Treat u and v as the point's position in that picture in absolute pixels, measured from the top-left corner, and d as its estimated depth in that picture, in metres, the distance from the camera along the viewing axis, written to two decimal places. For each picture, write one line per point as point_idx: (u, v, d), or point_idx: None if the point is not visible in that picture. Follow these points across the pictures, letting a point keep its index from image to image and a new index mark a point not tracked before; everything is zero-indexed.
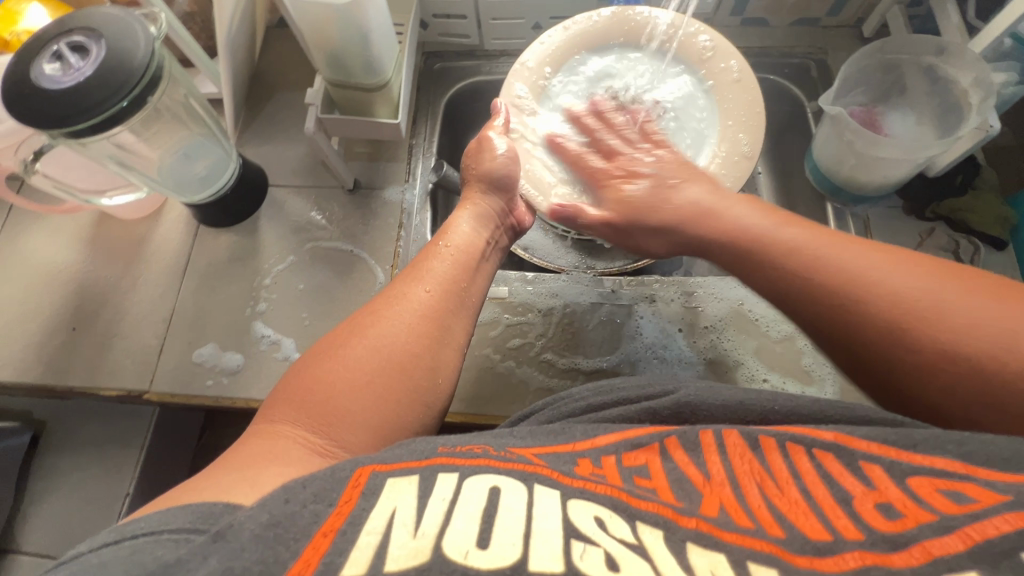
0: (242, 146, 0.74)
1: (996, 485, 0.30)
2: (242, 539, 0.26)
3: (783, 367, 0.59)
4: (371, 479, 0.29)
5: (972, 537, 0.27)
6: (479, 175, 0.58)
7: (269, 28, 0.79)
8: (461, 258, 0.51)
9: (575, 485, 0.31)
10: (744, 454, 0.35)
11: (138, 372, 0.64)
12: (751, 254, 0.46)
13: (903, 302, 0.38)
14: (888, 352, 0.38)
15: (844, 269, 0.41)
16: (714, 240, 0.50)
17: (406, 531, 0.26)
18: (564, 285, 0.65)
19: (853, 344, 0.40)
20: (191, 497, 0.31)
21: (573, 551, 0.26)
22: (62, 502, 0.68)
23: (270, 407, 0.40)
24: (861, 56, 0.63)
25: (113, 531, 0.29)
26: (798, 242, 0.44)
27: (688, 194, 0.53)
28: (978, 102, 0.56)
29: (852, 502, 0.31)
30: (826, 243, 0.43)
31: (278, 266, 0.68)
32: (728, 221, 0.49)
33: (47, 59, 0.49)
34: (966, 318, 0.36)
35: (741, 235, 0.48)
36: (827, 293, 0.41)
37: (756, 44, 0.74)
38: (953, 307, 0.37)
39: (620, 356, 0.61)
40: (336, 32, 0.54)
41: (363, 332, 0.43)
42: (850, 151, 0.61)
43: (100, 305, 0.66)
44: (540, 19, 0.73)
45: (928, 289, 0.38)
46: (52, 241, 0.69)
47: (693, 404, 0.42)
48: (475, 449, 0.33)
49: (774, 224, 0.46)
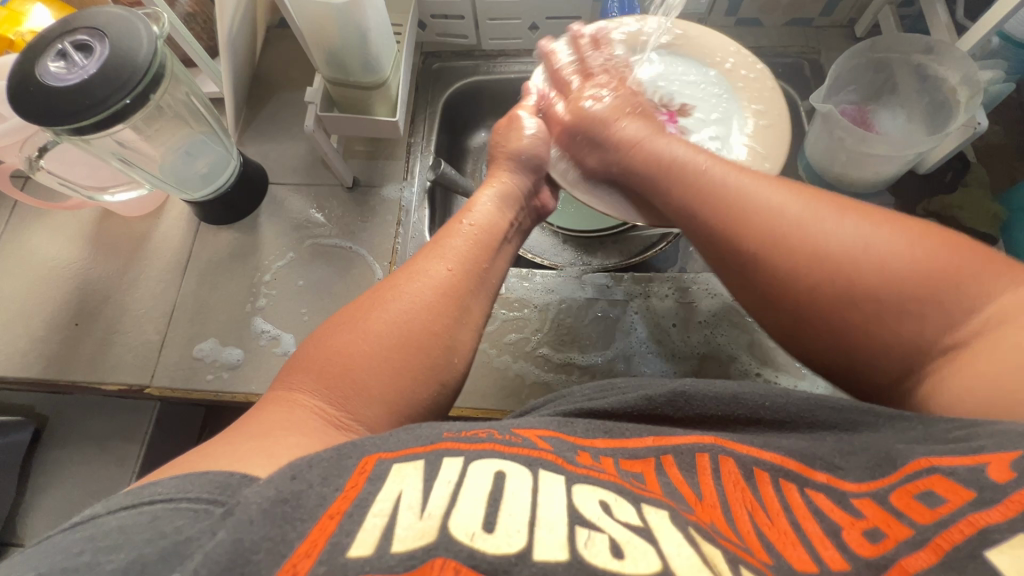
0: (243, 144, 0.75)
1: (959, 471, 0.31)
2: (250, 512, 0.26)
3: (776, 361, 0.60)
4: (377, 465, 0.30)
5: (942, 548, 0.28)
6: (507, 154, 0.60)
7: (270, 29, 0.80)
8: (481, 237, 0.51)
9: (579, 472, 0.32)
10: (738, 481, 0.35)
11: (139, 366, 0.64)
12: (670, 177, 0.51)
13: (785, 223, 0.43)
14: (773, 260, 0.43)
15: (745, 193, 0.46)
16: (641, 165, 0.54)
17: (412, 514, 0.27)
18: (560, 281, 0.65)
19: (749, 254, 0.44)
20: (208, 465, 0.31)
21: (578, 538, 0.27)
22: (63, 495, 0.69)
23: (289, 376, 0.41)
24: (851, 56, 0.63)
25: (131, 494, 0.29)
26: (707, 166, 0.49)
27: (626, 126, 0.57)
28: (967, 100, 0.57)
29: (840, 533, 0.31)
30: (732, 170, 0.48)
31: (278, 262, 0.69)
32: (653, 150, 0.54)
33: (53, 57, 0.50)
34: (839, 237, 0.41)
35: (666, 159, 0.52)
36: (725, 211, 0.46)
37: (750, 44, 0.75)
38: (817, 216, 0.43)
39: (615, 351, 0.61)
40: (334, 31, 0.55)
41: (385, 305, 0.44)
42: (841, 149, 0.62)
43: (102, 300, 0.67)
44: (536, 20, 0.74)
45: (810, 213, 0.43)
46: (55, 238, 0.70)
47: (689, 394, 0.43)
48: (480, 432, 0.34)
49: (692, 153, 0.51)
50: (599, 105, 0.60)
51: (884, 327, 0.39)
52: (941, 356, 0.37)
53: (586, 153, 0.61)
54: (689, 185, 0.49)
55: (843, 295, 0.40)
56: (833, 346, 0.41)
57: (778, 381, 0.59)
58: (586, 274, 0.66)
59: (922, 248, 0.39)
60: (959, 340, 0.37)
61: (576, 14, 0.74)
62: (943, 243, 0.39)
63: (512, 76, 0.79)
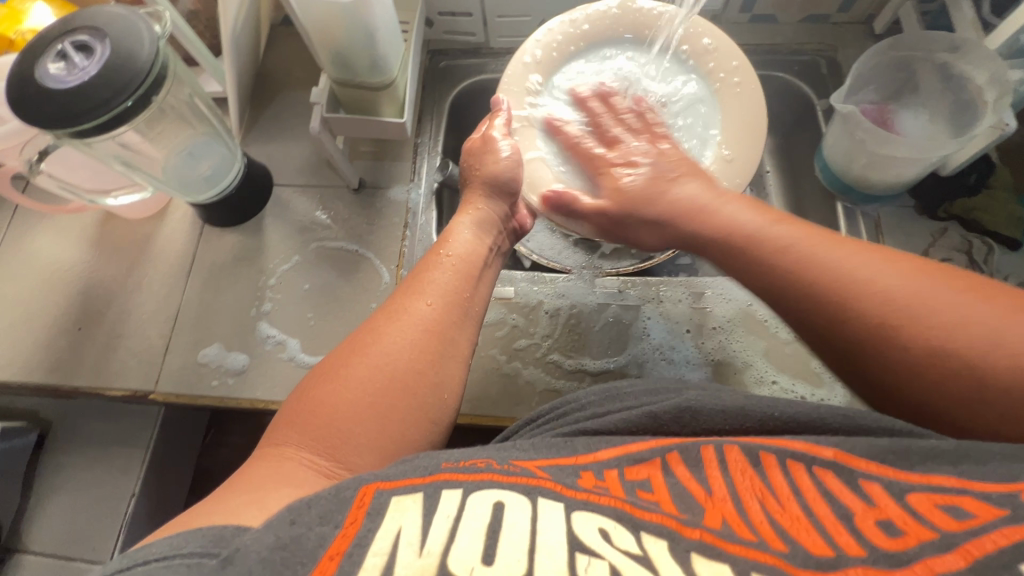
0: (247, 145, 0.73)
1: (992, 496, 0.30)
2: (248, 563, 0.25)
3: (792, 368, 0.59)
4: (375, 498, 0.28)
5: (972, 553, 0.27)
6: (483, 179, 0.57)
7: (275, 26, 0.79)
8: (463, 267, 0.50)
9: (578, 497, 0.30)
10: (744, 469, 0.34)
11: (143, 372, 0.63)
12: (748, 251, 0.47)
13: (901, 307, 0.38)
14: (877, 351, 0.39)
15: (842, 271, 0.41)
16: (710, 235, 0.50)
17: (411, 551, 0.26)
18: (574, 285, 0.64)
19: (851, 346, 0.40)
20: (202, 521, 0.30)
21: (578, 563, 0.26)
22: (68, 501, 0.69)
23: (276, 430, 0.39)
24: (873, 54, 0.61)
25: (126, 556, 0.27)
26: (787, 241, 0.45)
27: (687, 189, 0.53)
28: (994, 100, 0.55)
29: (852, 519, 0.30)
30: (824, 245, 0.43)
31: (283, 265, 0.68)
32: (719, 221, 0.50)
33: (52, 58, 0.48)
34: (964, 327, 0.36)
35: (738, 235, 0.48)
36: (819, 297, 0.41)
37: (765, 41, 0.73)
38: (926, 297, 0.38)
39: (628, 357, 0.60)
40: (340, 30, 0.53)
41: (364, 348, 0.42)
42: (861, 150, 0.61)
43: (105, 305, 0.66)
44: (546, 17, 0.73)
45: (916, 295, 0.38)
46: (57, 240, 0.69)
47: (694, 409, 0.41)
48: (478, 462, 0.32)
49: (771, 223, 0.47)
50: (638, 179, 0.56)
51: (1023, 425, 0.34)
52: None
53: (646, 230, 0.56)
54: (770, 263, 0.45)
55: (976, 396, 0.35)
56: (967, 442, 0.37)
57: (794, 390, 0.58)
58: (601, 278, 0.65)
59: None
60: None
61: None
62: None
63: None
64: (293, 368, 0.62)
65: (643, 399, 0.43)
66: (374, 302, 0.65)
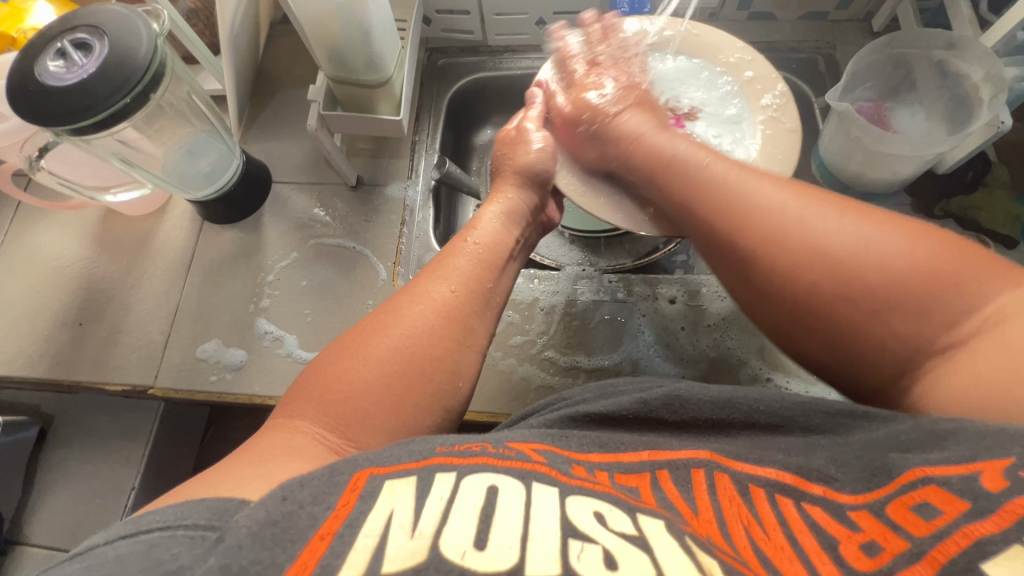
0: (246, 143, 0.74)
1: (952, 481, 0.30)
2: (239, 537, 0.25)
3: (786, 365, 0.59)
4: (369, 482, 0.29)
5: (937, 561, 0.27)
6: (514, 168, 0.59)
7: (274, 24, 0.79)
8: (486, 255, 0.50)
9: (574, 483, 0.31)
10: (732, 497, 0.33)
11: (143, 366, 0.64)
12: (674, 173, 0.50)
13: (785, 218, 0.43)
14: (762, 256, 0.43)
15: (742, 189, 0.46)
16: (644, 161, 0.54)
17: (403, 532, 0.25)
18: (565, 281, 0.64)
19: (743, 251, 0.44)
20: (207, 491, 0.30)
21: (570, 550, 0.25)
22: (69, 494, 0.70)
23: (290, 403, 0.40)
24: (869, 52, 0.61)
25: (130, 522, 0.28)
26: (708, 163, 0.49)
27: (625, 117, 0.57)
28: (989, 98, 0.55)
29: (837, 547, 0.30)
30: (733, 169, 0.47)
31: (282, 262, 0.68)
32: (654, 148, 0.53)
33: (52, 55, 0.49)
34: (834, 236, 0.40)
35: (666, 159, 0.52)
36: (717, 209, 0.46)
37: (763, 39, 0.73)
38: (815, 212, 0.42)
39: (622, 355, 0.60)
40: (337, 28, 0.54)
41: (387, 329, 0.43)
42: (857, 148, 0.61)
43: (105, 300, 0.67)
44: (543, 15, 0.73)
45: (808, 211, 0.42)
46: (59, 236, 0.70)
47: (683, 397, 0.41)
48: (473, 446, 0.32)
49: (695, 150, 0.51)
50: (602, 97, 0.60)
51: (875, 327, 0.38)
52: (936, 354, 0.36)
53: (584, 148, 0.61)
54: (690, 183, 0.49)
55: (845, 295, 0.39)
56: (824, 344, 0.41)
57: (787, 387, 0.58)
58: (599, 275, 0.65)
59: (917, 248, 0.38)
60: (956, 339, 0.36)
61: (584, 8, 0.72)
62: (937, 243, 0.39)
63: (518, 72, 0.77)
64: (290, 364, 0.63)
65: (640, 390, 0.43)
66: (370, 298, 0.66)
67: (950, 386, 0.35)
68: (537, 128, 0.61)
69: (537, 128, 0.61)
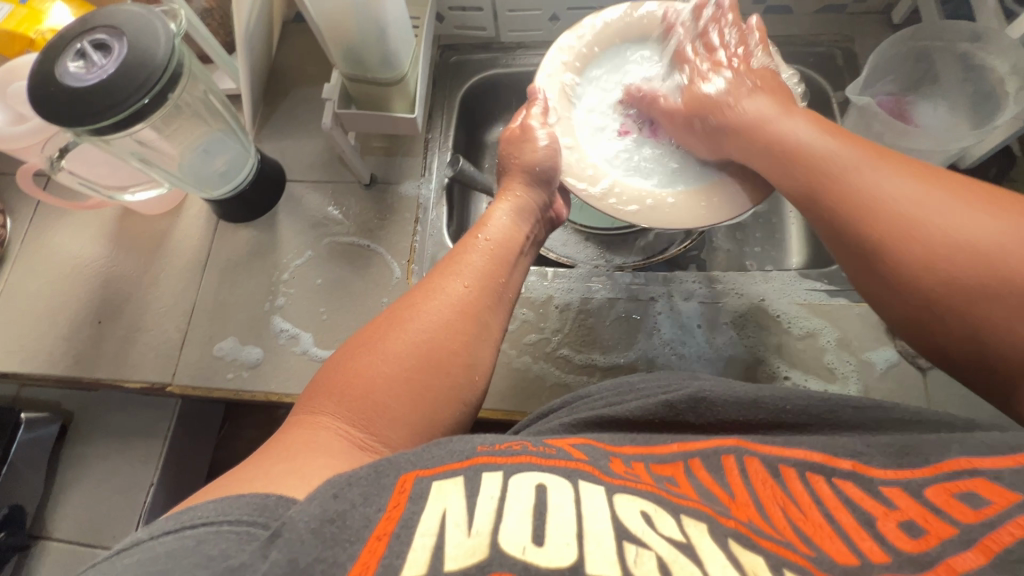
0: (260, 141, 0.74)
1: (1004, 476, 0.30)
2: (298, 532, 0.25)
3: (805, 363, 0.58)
4: (416, 484, 0.28)
5: (991, 548, 0.27)
6: (521, 167, 0.56)
7: (287, 23, 0.79)
8: (499, 252, 0.50)
9: (617, 482, 0.31)
10: (765, 479, 0.34)
11: (161, 365, 0.65)
12: (800, 164, 0.50)
13: (916, 209, 0.42)
14: (891, 251, 0.43)
15: (872, 181, 0.45)
16: (764, 150, 0.53)
17: (460, 531, 0.25)
18: (580, 278, 0.64)
19: (875, 239, 0.44)
20: (243, 487, 0.30)
21: (627, 555, 0.25)
22: (90, 489, 0.71)
23: (311, 397, 0.39)
24: (890, 44, 0.60)
25: (171, 519, 0.28)
26: (836, 153, 0.48)
27: (749, 104, 0.55)
28: (1016, 90, 0.54)
29: (875, 524, 0.30)
30: (865, 154, 0.47)
31: (297, 260, 0.68)
32: (779, 134, 0.52)
33: (72, 56, 0.49)
34: (971, 224, 0.40)
35: (791, 145, 0.51)
36: (838, 201, 0.47)
37: (781, 32, 0.72)
38: (960, 203, 0.41)
39: (637, 353, 0.60)
40: (352, 27, 0.54)
41: (403, 325, 0.42)
42: (877, 143, 0.60)
43: (123, 299, 0.68)
44: (557, 10, 0.72)
45: (950, 202, 0.41)
46: (77, 236, 0.71)
47: (708, 400, 0.41)
48: (514, 445, 0.32)
49: (820, 137, 0.50)
50: (717, 89, 0.58)
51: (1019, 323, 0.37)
52: None
53: (697, 140, 0.58)
54: (820, 173, 0.48)
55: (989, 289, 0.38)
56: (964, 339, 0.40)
57: (806, 385, 0.57)
58: (615, 274, 0.64)
59: None
60: None
61: (598, 4, 0.71)
62: None
63: (532, 68, 0.77)
64: (306, 362, 0.63)
65: (662, 391, 0.42)
66: (386, 296, 0.66)
67: None
68: (543, 125, 0.58)
69: (543, 125, 0.58)
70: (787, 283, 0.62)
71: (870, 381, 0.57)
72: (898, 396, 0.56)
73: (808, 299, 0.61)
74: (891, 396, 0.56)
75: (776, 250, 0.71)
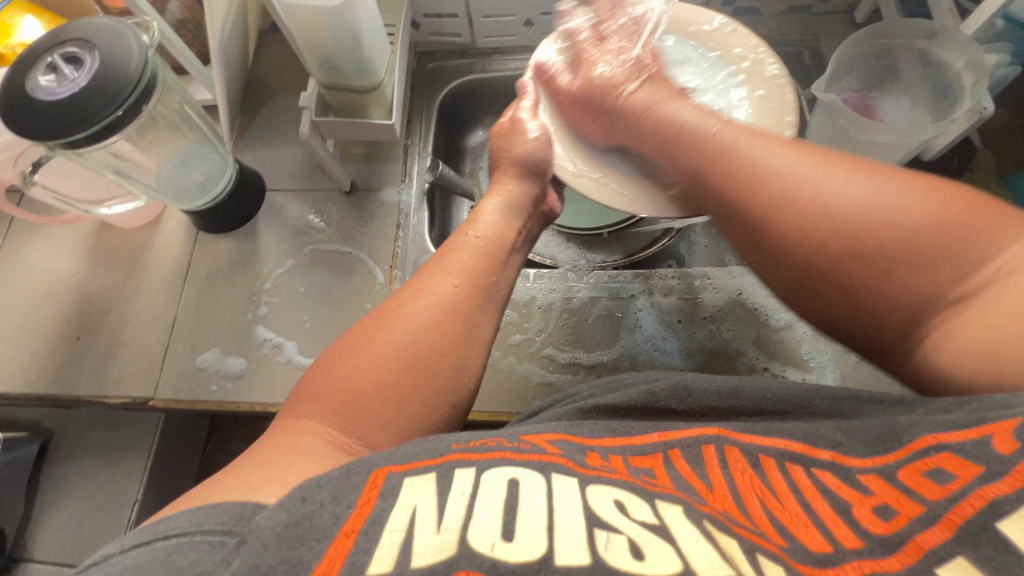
0: (238, 151, 0.74)
1: (966, 448, 0.30)
2: (263, 538, 0.25)
3: (782, 354, 0.59)
4: (388, 480, 0.28)
5: (954, 522, 0.28)
6: (512, 160, 0.58)
7: (263, 33, 0.79)
8: (489, 248, 0.50)
9: (591, 473, 0.31)
10: (745, 470, 0.34)
11: (143, 379, 0.64)
12: (682, 141, 0.50)
13: (792, 180, 0.42)
14: (779, 218, 0.42)
15: (748, 154, 0.45)
16: (654, 133, 0.53)
17: (429, 528, 0.26)
18: (561, 279, 0.65)
19: (757, 212, 0.43)
20: (218, 495, 0.30)
21: (597, 540, 0.25)
22: (72, 509, 0.69)
23: (296, 402, 0.40)
24: (854, 43, 0.62)
25: (144, 531, 0.28)
26: (718, 130, 0.48)
27: (636, 91, 0.56)
28: (970, 85, 0.56)
29: (850, 510, 0.31)
30: (737, 132, 0.47)
31: (278, 269, 0.68)
32: (661, 118, 0.53)
33: (42, 70, 0.49)
34: (845, 189, 0.40)
35: (676, 126, 0.51)
36: (731, 173, 0.45)
37: (749, 33, 0.73)
38: (824, 173, 0.42)
39: (620, 350, 0.61)
40: (326, 35, 0.54)
41: (392, 325, 0.42)
42: (844, 138, 0.61)
43: (103, 314, 0.67)
44: (531, 16, 0.73)
45: (818, 172, 0.42)
46: (54, 251, 0.70)
47: (688, 387, 0.42)
48: (488, 442, 0.32)
49: (704, 120, 0.50)
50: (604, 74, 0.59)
51: (888, 284, 0.38)
52: (947, 310, 0.36)
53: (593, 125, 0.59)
54: (702, 149, 0.48)
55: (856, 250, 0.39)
56: (841, 304, 0.40)
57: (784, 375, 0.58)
58: (597, 272, 0.65)
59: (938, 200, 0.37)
60: (966, 293, 0.35)
61: None
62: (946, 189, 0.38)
63: (508, 73, 0.78)
64: (290, 371, 0.63)
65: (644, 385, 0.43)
66: (369, 302, 0.66)
67: (955, 344, 0.35)
68: (532, 117, 0.60)
69: (532, 117, 0.60)
70: None
71: (846, 369, 0.58)
72: (873, 382, 0.58)
73: None
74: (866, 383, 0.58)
75: None
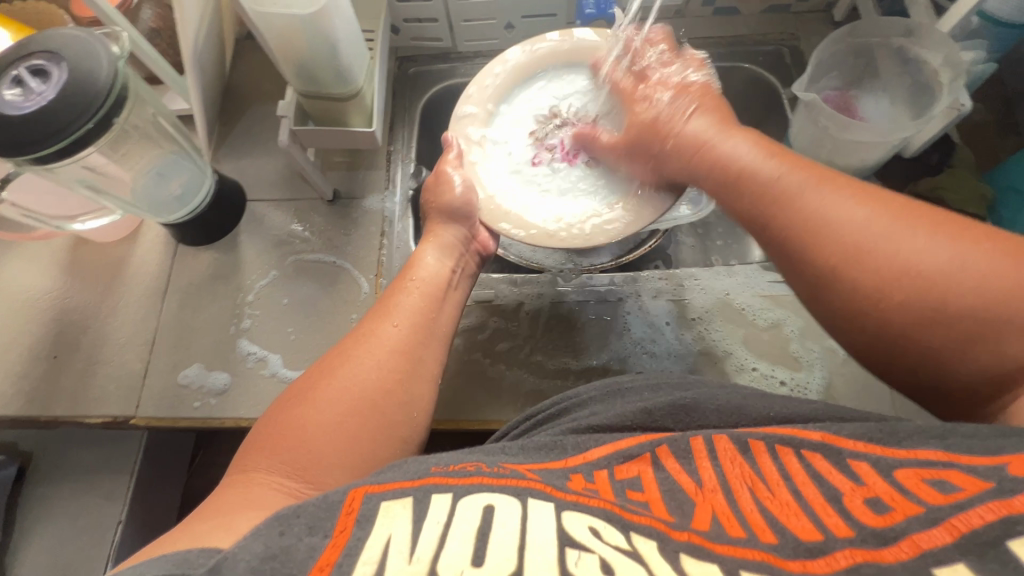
0: (217, 161, 0.73)
1: (978, 468, 0.30)
2: (236, 571, 0.25)
3: (771, 354, 0.60)
4: (364, 502, 0.28)
5: (958, 529, 0.27)
6: (439, 209, 0.56)
7: (240, 40, 0.78)
8: (427, 290, 0.50)
9: (567, 498, 0.30)
10: (734, 458, 0.35)
11: (124, 397, 0.62)
12: (743, 184, 0.47)
13: (866, 238, 0.40)
14: (851, 275, 0.40)
15: (819, 205, 0.43)
16: (706, 176, 0.50)
17: (401, 559, 0.25)
18: (547, 283, 0.64)
19: (826, 269, 0.42)
20: (165, 550, 0.29)
21: (568, 558, 0.26)
22: (53, 533, 0.67)
23: (244, 455, 0.39)
24: (831, 42, 0.63)
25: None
26: (780, 175, 0.45)
27: (692, 124, 0.52)
28: (949, 81, 0.57)
29: (841, 499, 0.31)
30: (805, 177, 0.44)
31: (261, 281, 0.67)
32: (716, 156, 0.50)
33: (7, 84, 0.47)
34: (924, 255, 0.38)
35: (732, 166, 0.48)
36: (794, 220, 0.43)
37: (729, 33, 0.74)
38: (902, 233, 0.40)
39: (609, 355, 0.60)
40: (302, 43, 0.53)
41: (332, 372, 0.42)
42: (826, 137, 0.62)
43: (80, 331, 0.65)
44: (511, 19, 0.73)
45: (894, 230, 0.40)
46: (28, 268, 0.68)
47: (689, 406, 0.41)
48: (468, 466, 0.32)
49: (765, 157, 0.47)
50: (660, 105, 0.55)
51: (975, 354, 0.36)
52: None
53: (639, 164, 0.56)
54: (766, 198, 0.45)
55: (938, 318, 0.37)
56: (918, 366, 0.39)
57: (773, 375, 0.58)
58: (584, 276, 0.65)
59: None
60: None
61: (552, 11, 0.72)
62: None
63: None
64: (275, 384, 0.62)
65: (640, 399, 0.43)
66: (355, 312, 0.65)
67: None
68: (457, 168, 0.57)
69: (457, 168, 0.57)
70: (750, 276, 0.63)
71: (834, 367, 0.59)
72: (861, 378, 0.58)
73: (770, 290, 0.62)
74: (854, 379, 0.58)
75: (740, 243, 0.72)
